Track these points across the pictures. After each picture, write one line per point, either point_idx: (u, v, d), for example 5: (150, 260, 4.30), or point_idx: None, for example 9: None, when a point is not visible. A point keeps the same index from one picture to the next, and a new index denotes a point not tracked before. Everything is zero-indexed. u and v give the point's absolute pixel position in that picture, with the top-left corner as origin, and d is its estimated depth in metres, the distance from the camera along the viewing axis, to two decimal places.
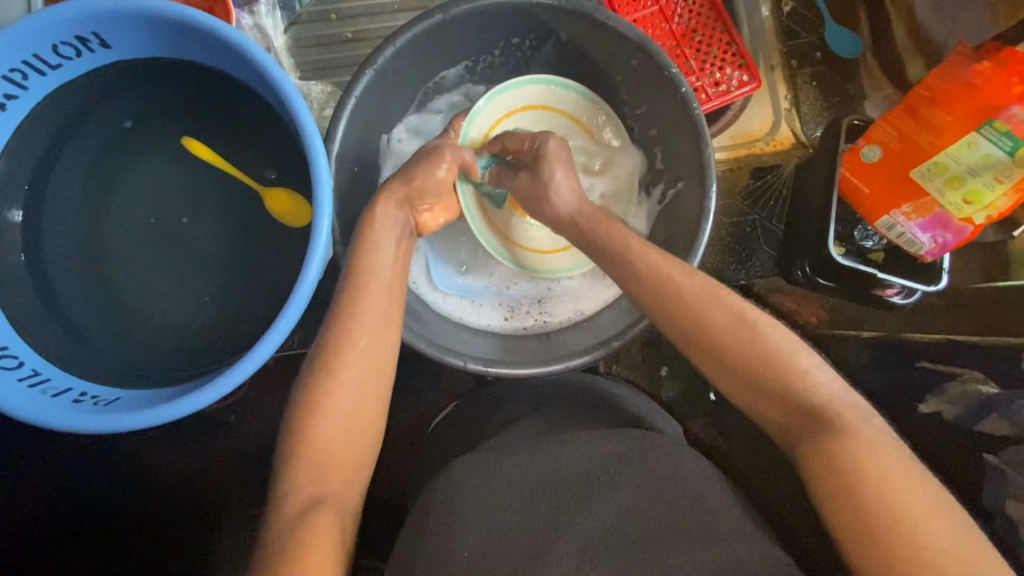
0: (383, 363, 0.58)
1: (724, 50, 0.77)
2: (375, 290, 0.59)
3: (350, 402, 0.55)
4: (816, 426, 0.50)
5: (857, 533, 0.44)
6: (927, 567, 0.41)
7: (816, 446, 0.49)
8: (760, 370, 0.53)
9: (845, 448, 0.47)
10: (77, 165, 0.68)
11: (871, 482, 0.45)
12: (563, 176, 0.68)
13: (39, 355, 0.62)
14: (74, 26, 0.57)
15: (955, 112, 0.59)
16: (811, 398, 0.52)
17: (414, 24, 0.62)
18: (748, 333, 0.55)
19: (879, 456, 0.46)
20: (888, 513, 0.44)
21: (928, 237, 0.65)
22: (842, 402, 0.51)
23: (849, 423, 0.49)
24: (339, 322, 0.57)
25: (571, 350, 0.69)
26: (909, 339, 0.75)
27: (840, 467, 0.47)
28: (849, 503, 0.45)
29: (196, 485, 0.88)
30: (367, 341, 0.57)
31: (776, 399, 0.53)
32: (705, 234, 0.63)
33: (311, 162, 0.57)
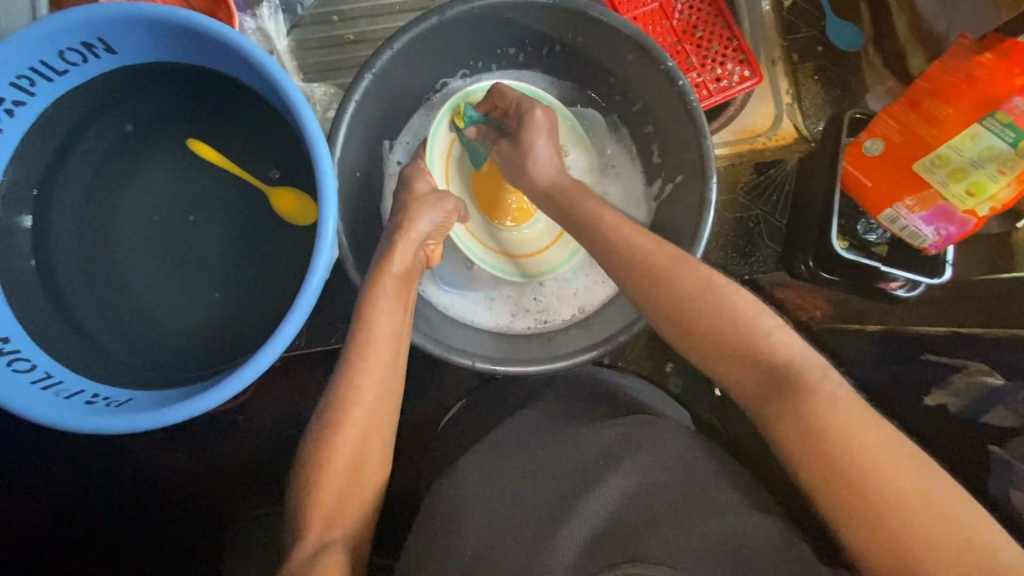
0: (389, 410, 0.61)
1: (726, 46, 0.77)
2: (382, 343, 0.60)
3: (356, 450, 0.58)
4: (787, 389, 0.50)
5: (835, 497, 0.46)
6: (905, 525, 0.43)
7: (785, 412, 0.50)
8: (728, 339, 0.54)
9: (816, 408, 0.48)
10: (85, 171, 0.69)
11: (840, 442, 0.46)
12: (542, 143, 0.69)
13: (50, 359, 0.62)
14: (79, 33, 0.58)
15: (957, 104, 0.59)
16: (779, 358, 0.52)
17: (413, 26, 0.62)
18: (724, 309, 0.55)
19: (855, 422, 0.47)
20: (857, 470, 0.45)
21: (931, 230, 0.64)
22: (809, 362, 0.52)
23: (816, 384, 0.50)
24: (346, 376, 0.59)
25: (573, 346, 0.69)
26: (914, 333, 0.75)
27: (808, 430, 0.48)
28: (833, 476, 0.46)
29: (206, 485, 0.89)
30: (374, 393, 0.59)
31: (747, 365, 0.53)
32: (706, 229, 0.63)
33: (315, 165, 0.57)
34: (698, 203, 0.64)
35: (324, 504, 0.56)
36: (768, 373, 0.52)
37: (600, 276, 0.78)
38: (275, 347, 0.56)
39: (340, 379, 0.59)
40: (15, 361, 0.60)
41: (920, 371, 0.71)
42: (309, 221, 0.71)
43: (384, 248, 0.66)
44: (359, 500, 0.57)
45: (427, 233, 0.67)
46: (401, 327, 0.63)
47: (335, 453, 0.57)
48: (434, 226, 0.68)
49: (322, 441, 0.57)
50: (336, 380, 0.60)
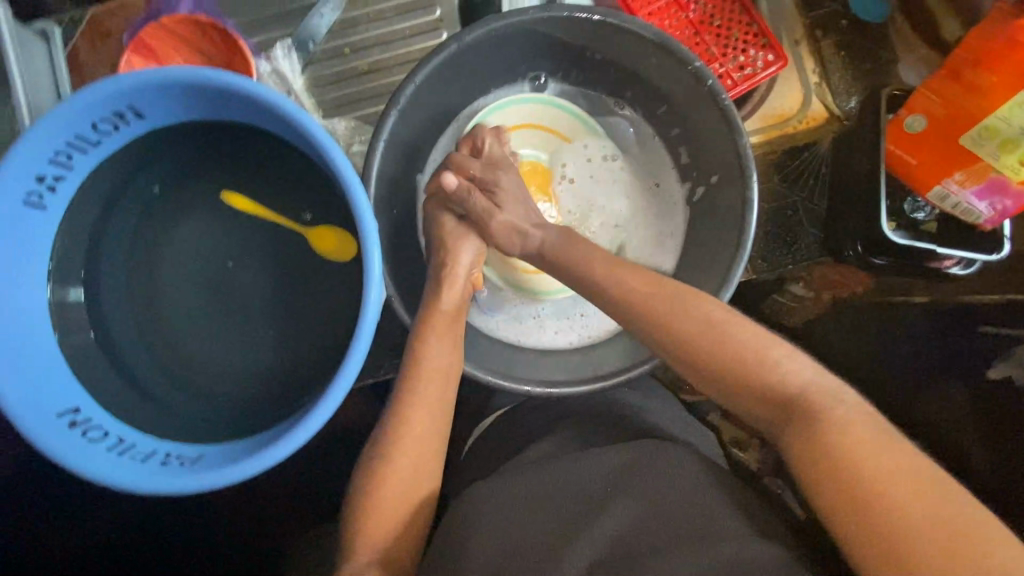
0: (438, 442, 0.62)
1: (746, 32, 0.75)
2: (431, 381, 0.61)
3: (406, 484, 0.59)
4: (796, 420, 0.52)
5: (851, 529, 0.46)
6: (912, 540, 0.43)
7: (803, 442, 0.51)
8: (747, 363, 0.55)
9: (830, 428, 0.50)
10: (124, 233, 0.70)
11: (854, 471, 0.47)
12: (522, 207, 0.69)
13: (120, 423, 0.64)
14: (111, 104, 0.59)
15: (1000, 72, 0.55)
16: (792, 380, 0.54)
17: (432, 57, 0.61)
18: (733, 343, 0.56)
19: (868, 451, 0.48)
20: (870, 492, 0.46)
21: (985, 205, 0.64)
22: (822, 394, 0.52)
23: (825, 414, 0.51)
24: (395, 411, 0.61)
25: (623, 359, 0.69)
26: (965, 304, 0.75)
27: (822, 449, 0.49)
28: (848, 511, 0.46)
29: (267, 524, 0.90)
30: (423, 428, 0.60)
31: (762, 387, 0.54)
32: (751, 229, 0.62)
33: (355, 208, 0.58)
34: (740, 203, 0.62)
35: (371, 535, 0.56)
36: (781, 407, 0.53)
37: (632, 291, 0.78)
38: (339, 392, 0.59)
39: (391, 415, 0.61)
40: (89, 430, 0.62)
41: (972, 346, 0.70)
42: (347, 257, 0.72)
43: (430, 288, 0.67)
44: (407, 534, 0.58)
45: (469, 265, 0.68)
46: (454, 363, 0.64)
47: (385, 487, 0.58)
48: (472, 257, 0.69)
49: (374, 475, 0.58)
50: (388, 416, 0.61)
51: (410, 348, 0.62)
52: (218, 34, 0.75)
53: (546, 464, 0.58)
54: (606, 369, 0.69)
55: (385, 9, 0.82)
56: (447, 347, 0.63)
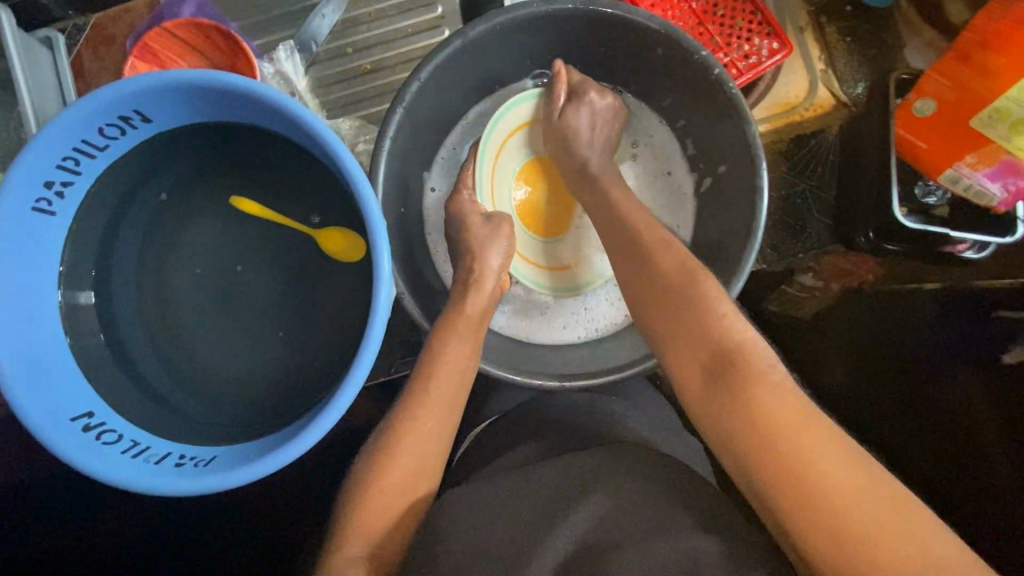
0: (445, 440, 0.61)
1: (750, 20, 0.75)
2: (444, 378, 0.61)
3: (411, 479, 0.58)
4: (727, 378, 0.48)
5: (773, 490, 0.43)
6: (843, 526, 0.41)
7: (728, 399, 0.47)
8: (685, 330, 0.53)
9: (757, 401, 0.46)
10: (132, 237, 0.70)
11: (780, 433, 0.44)
12: (587, 133, 0.70)
13: (134, 426, 0.64)
14: (118, 107, 0.59)
15: (1009, 53, 0.56)
16: (724, 344, 0.50)
17: (437, 53, 0.61)
18: (685, 298, 0.54)
19: (795, 414, 0.45)
20: (802, 475, 0.42)
21: (998, 187, 0.62)
22: (757, 350, 0.49)
23: (757, 371, 0.47)
24: (403, 408, 0.60)
25: (632, 354, 0.69)
26: (976, 290, 0.74)
27: (752, 425, 0.45)
28: (776, 472, 0.43)
29: (277, 527, 0.90)
30: (433, 425, 0.60)
31: (698, 353, 0.51)
32: (762, 216, 0.61)
33: (363, 205, 0.57)
34: (749, 190, 0.62)
35: (356, 533, 0.55)
36: (714, 361, 0.49)
37: None
38: (352, 390, 0.59)
39: (400, 412, 0.60)
40: (103, 434, 0.62)
41: (989, 329, 0.69)
42: (355, 256, 0.72)
43: (453, 298, 0.67)
44: (402, 531, 0.56)
45: (497, 268, 0.68)
46: (472, 363, 0.63)
47: (386, 483, 0.57)
48: (503, 258, 0.69)
49: (374, 470, 0.57)
50: (397, 412, 0.61)
51: (429, 346, 0.63)
52: (221, 36, 0.75)
53: (554, 459, 0.58)
54: (614, 364, 0.68)
55: (387, 9, 0.82)
56: (467, 350, 0.63)
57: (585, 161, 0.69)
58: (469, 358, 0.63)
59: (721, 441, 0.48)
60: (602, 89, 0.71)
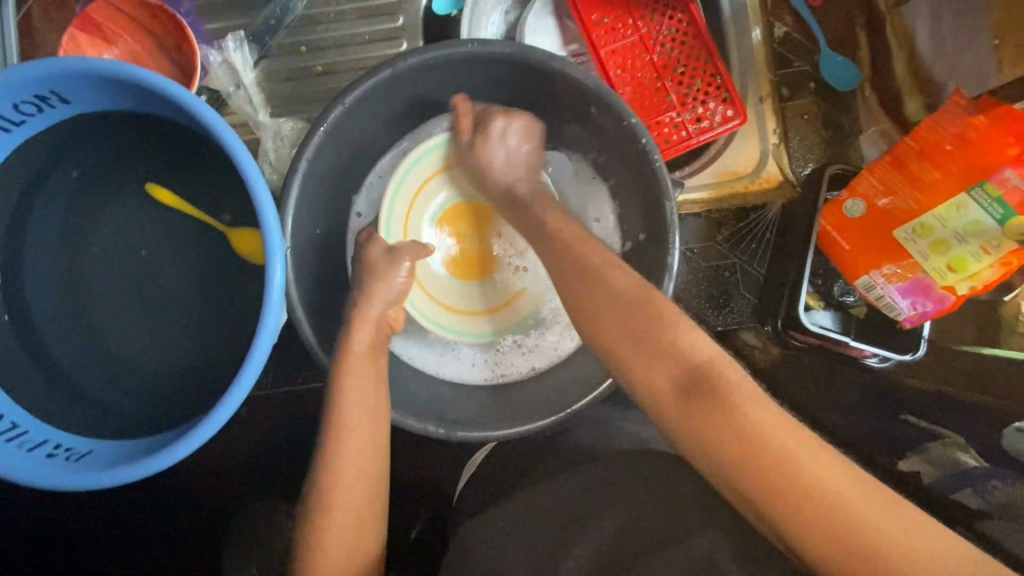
0: (376, 488, 0.59)
1: (708, 83, 0.73)
2: (355, 421, 0.58)
3: (352, 534, 0.56)
4: (713, 399, 0.44)
5: (789, 510, 0.41)
6: (853, 534, 0.39)
7: (717, 419, 0.44)
8: (654, 353, 0.48)
9: (748, 419, 0.43)
10: (50, 216, 0.69)
11: (782, 452, 0.42)
12: (502, 159, 0.68)
13: (18, 407, 0.64)
14: (32, 88, 0.57)
15: (945, 168, 0.57)
16: (690, 370, 0.46)
17: (367, 78, 0.60)
18: (628, 321, 0.50)
19: (775, 420, 0.43)
20: (805, 489, 0.40)
21: (907, 304, 0.60)
22: (728, 365, 0.47)
23: (731, 384, 0.45)
24: (324, 465, 0.58)
25: (535, 409, 0.67)
26: (906, 388, 0.71)
27: (754, 451, 0.42)
28: (791, 490, 0.41)
29: (175, 515, 0.89)
30: (354, 470, 0.57)
31: (663, 377, 0.47)
32: (667, 294, 0.59)
33: (262, 227, 0.56)
34: (662, 265, 0.61)
35: None
36: (684, 382, 0.46)
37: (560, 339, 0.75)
38: (228, 412, 0.58)
39: (323, 462, 0.58)
40: None
41: (894, 430, 0.69)
42: None
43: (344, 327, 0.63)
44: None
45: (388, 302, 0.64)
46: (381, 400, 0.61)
47: (330, 543, 0.55)
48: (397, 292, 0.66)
49: (311, 526, 0.56)
50: (318, 465, 0.58)
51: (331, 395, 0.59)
52: (168, 18, 0.73)
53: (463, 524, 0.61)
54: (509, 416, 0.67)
55: (348, 12, 0.79)
56: (369, 386, 0.60)
57: (508, 190, 0.68)
58: (371, 393, 0.60)
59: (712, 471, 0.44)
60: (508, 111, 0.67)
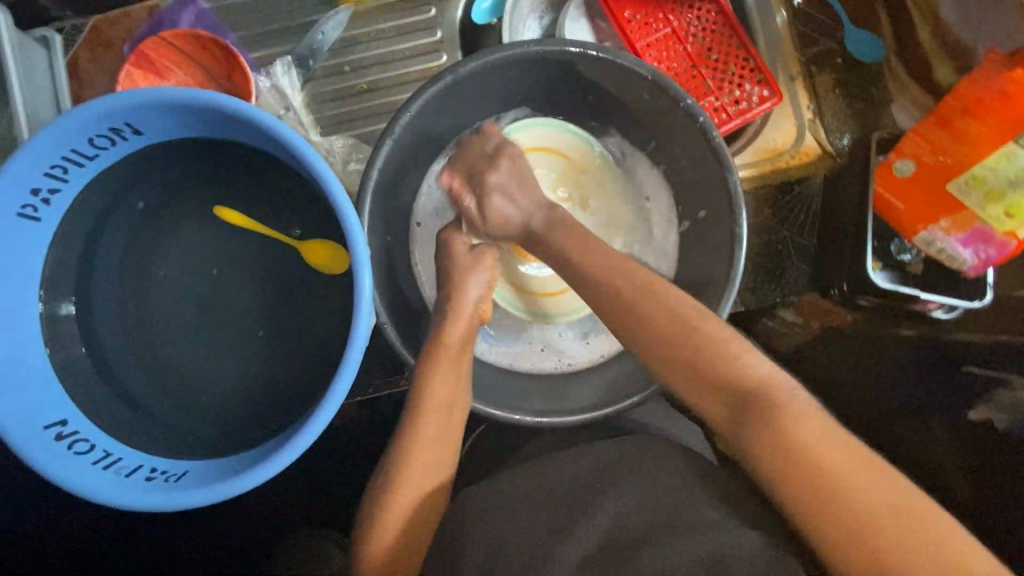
0: (441, 484, 0.62)
1: (742, 66, 0.76)
2: (432, 419, 0.62)
3: (405, 528, 0.59)
4: (763, 408, 0.50)
5: (817, 517, 0.46)
6: (870, 534, 0.44)
7: (765, 433, 0.49)
8: (697, 364, 0.53)
9: (798, 436, 0.48)
10: (119, 245, 0.70)
11: (818, 468, 0.46)
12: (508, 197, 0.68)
13: (107, 436, 0.64)
14: (109, 120, 0.59)
15: (985, 120, 0.58)
16: (746, 389, 0.51)
17: (430, 87, 0.62)
18: (691, 334, 0.54)
19: (820, 434, 0.48)
20: (834, 497, 0.45)
21: (970, 252, 0.64)
22: (782, 382, 0.51)
23: (786, 401, 0.50)
24: (394, 462, 0.61)
25: (613, 390, 0.69)
26: (950, 340, 0.73)
27: (795, 461, 0.47)
28: (821, 500, 0.46)
29: (243, 537, 0.89)
30: (425, 466, 0.61)
31: (720, 396, 0.52)
32: (740, 261, 0.62)
33: (347, 234, 0.58)
34: (730, 237, 0.63)
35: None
36: (739, 396, 0.51)
37: None
38: (324, 418, 0.59)
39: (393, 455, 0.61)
40: (75, 442, 0.61)
41: (957, 383, 0.69)
42: (341, 270, 0.73)
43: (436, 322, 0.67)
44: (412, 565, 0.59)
45: (475, 299, 0.69)
46: (463, 401, 0.64)
47: (377, 537, 0.58)
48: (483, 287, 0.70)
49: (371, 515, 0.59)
50: (389, 459, 0.62)
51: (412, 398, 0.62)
52: (219, 49, 0.75)
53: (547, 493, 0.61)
54: (586, 401, 0.69)
55: (386, 30, 0.82)
56: (451, 389, 0.63)
57: (523, 229, 0.67)
58: (458, 398, 0.63)
59: (754, 472, 0.50)
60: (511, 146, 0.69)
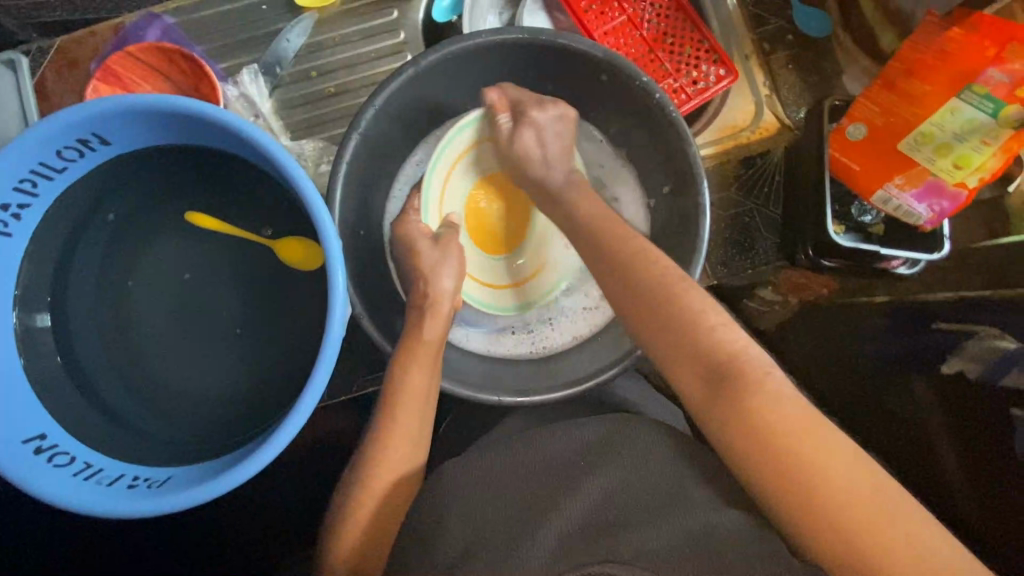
0: (413, 476, 0.62)
1: (698, 48, 0.79)
2: (410, 412, 0.61)
3: (376, 524, 0.58)
4: (734, 389, 0.48)
5: (786, 505, 0.45)
6: (831, 512, 0.43)
7: (735, 415, 0.48)
8: (669, 335, 0.52)
9: (767, 418, 0.47)
10: (94, 258, 0.70)
11: (789, 456, 0.45)
12: (538, 147, 0.70)
13: (88, 449, 0.64)
14: (75, 132, 0.59)
15: (933, 81, 0.62)
16: (719, 360, 0.49)
17: (392, 81, 0.63)
18: (670, 307, 0.52)
19: (792, 418, 0.46)
20: (806, 487, 0.44)
21: (924, 207, 0.64)
22: (754, 360, 0.49)
23: (758, 382, 0.48)
24: (368, 457, 0.60)
25: (587, 370, 0.69)
26: (921, 299, 0.73)
27: (764, 448, 0.46)
28: (793, 490, 0.45)
29: (233, 557, 0.87)
30: (398, 459, 0.60)
31: (693, 363, 0.50)
32: (706, 228, 0.64)
33: (319, 227, 0.58)
34: (695, 206, 0.65)
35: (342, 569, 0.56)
36: (711, 373, 0.49)
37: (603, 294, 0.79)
38: (304, 413, 0.58)
39: (368, 450, 0.61)
40: (55, 456, 0.61)
41: (928, 340, 0.68)
42: (316, 266, 0.73)
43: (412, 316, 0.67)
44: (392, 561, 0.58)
45: (450, 290, 0.69)
46: (433, 393, 0.63)
47: (347, 530, 0.58)
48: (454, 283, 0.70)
49: (345, 511, 0.58)
50: (363, 454, 0.61)
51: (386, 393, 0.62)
52: (185, 61, 0.76)
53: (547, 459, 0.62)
54: (555, 383, 0.69)
55: (351, 34, 0.84)
56: (427, 383, 0.63)
57: (540, 177, 0.70)
58: (429, 389, 0.63)
59: (721, 443, 0.49)
60: (543, 103, 0.71)
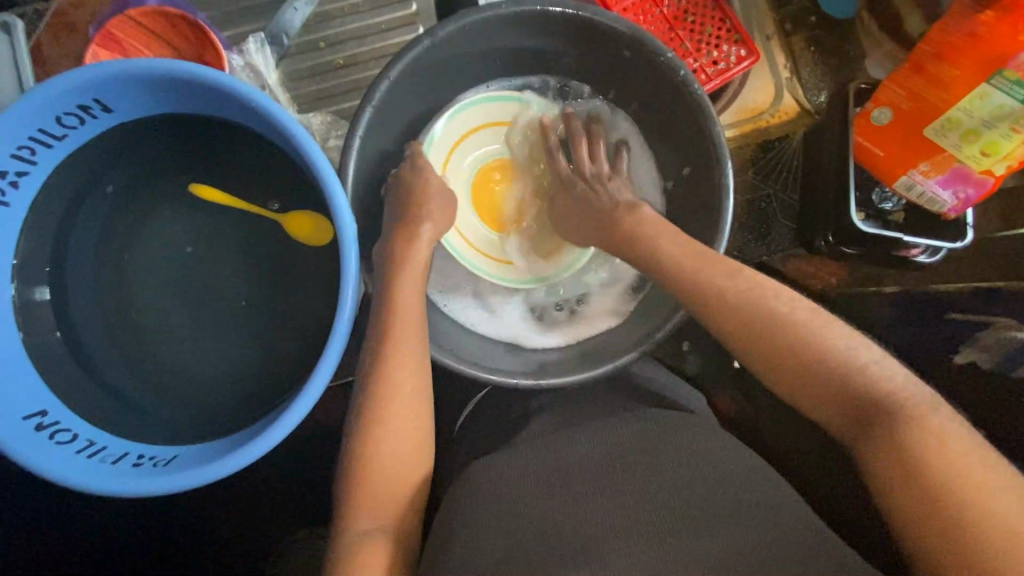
0: (419, 466, 0.58)
1: (719, 27, 0.77)
2: (402, 399, 0.58)
3: (390, 512, 0.55)
4: (875, 414, 0.49)
5: (926, 526, 0.43)
6: (986, 535, 0.40)
7: (877, 441, 0.48)
8: (808, 372, 0.52)
9: (906, 439, 0.46)
10: (92, 231, 0.68)
11: (930, 472, 0.44)
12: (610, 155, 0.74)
13: (89, 425, 0.62)
14: (76, 98, 0.57)
15: (961, 65, 0.58)
16: (860, 393, 0.50)
17: (407, 52, 0.61)
18: (775, 314, 0.54)
19: (940, 442, 0.45)
20: (949, 502, 0.42)
21: (949, 194, 0.66)
22: (910, 395, 0.49)
23: (906, 412, 0.48)
24: (362, 443, 0.57)
25: (605, 354, 0.69)
26: (933, 290, 0.73)
27: (904, 466, 0.45)
28: (927, 504, 0.43)
29: (238, 540, 0.86)
30: (397, 448, 0.57)
31: (831, 399, 0.52)
32: (729, 211, 0.62)
33: (330, 201, 0.56)
34: (718, 189, 0.64)
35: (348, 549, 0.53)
36: (854, 404, 0.50)
37: (617, 277, 0.78)
38: (315, 391, 0.57)
39: (361, 438, 0.57)
40: (56, 432, 0.60)
41: (947, 329, 0.69)
42: (324, 241, 0.71)
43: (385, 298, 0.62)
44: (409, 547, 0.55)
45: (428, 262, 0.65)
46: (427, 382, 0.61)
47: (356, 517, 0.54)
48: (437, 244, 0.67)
49: (349, 501, 0.55)
50: (355, 444, 0.57)
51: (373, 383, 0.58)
52: (189, 27, 0.73)
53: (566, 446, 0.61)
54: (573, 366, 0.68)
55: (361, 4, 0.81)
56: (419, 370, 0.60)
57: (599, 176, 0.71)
58: (421, 377, 0.60)
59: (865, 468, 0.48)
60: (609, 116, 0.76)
